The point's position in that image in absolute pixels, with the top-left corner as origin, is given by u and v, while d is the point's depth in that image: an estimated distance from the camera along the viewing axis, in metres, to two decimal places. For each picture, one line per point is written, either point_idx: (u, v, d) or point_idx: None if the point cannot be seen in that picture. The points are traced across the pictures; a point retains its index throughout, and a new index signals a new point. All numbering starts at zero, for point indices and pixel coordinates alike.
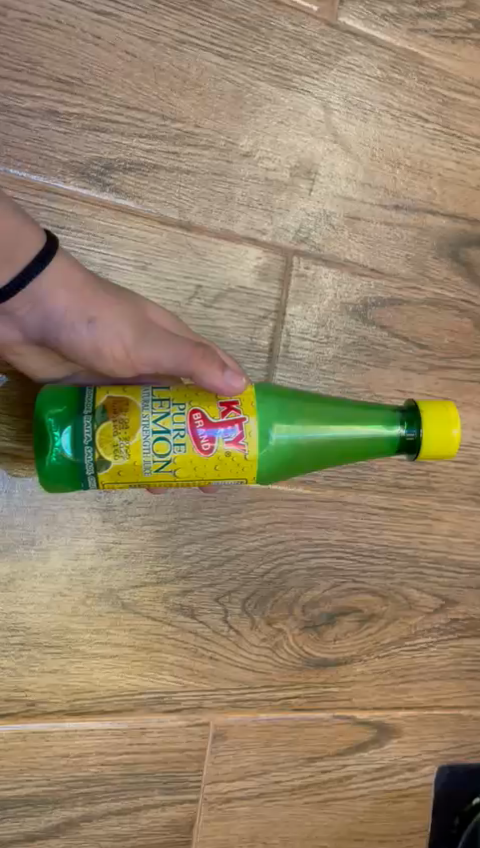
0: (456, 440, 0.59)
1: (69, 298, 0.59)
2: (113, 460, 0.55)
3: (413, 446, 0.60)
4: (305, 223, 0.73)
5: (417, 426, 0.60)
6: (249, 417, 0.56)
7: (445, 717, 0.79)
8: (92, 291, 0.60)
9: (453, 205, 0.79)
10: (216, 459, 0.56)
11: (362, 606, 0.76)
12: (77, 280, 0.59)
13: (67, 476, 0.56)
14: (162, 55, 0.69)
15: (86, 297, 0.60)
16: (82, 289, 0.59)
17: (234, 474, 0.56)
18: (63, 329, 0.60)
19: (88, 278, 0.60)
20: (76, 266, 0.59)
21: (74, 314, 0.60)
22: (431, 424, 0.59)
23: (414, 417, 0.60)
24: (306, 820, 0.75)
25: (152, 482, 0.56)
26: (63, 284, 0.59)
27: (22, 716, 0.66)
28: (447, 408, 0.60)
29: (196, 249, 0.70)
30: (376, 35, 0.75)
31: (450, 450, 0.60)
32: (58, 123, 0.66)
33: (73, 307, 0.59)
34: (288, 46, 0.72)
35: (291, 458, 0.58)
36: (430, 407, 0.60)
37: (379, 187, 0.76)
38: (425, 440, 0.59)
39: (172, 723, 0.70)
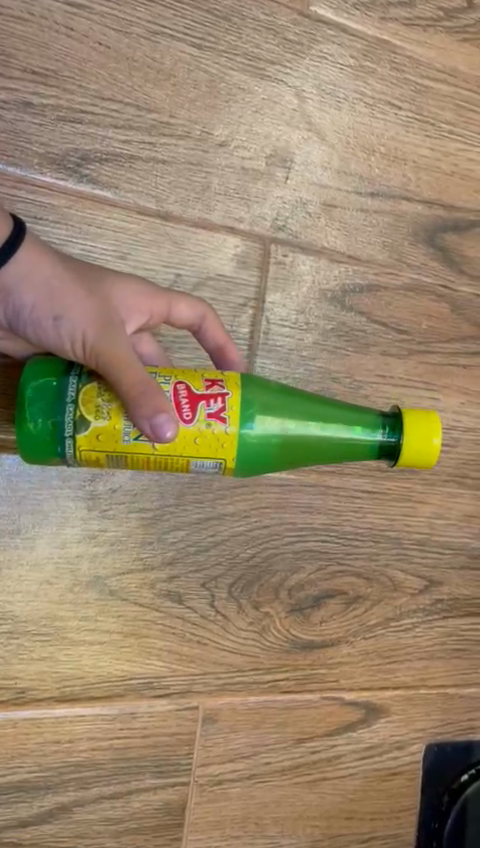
0: (436, 448, 0.62)
1: (36, 287, 0.58)
2: (93, 421, 0.55)
3: (393, 450, 0.62)
4: (282, 211, 0.74)
5: (398, 432, 0.62)
6: (232, 399, 0.57)
7: (431, 695, 0.81)
8: (60, 282, 0.59)
9: (429, 191, 0.80)
10: (195, 434, 0.56)
11: (347, 588, 0.77)
12: (46, 272, 0.58)
13: (45, 440, 0.56)
14: (135, 44, 0.69)
15: (53, 289, 0.58)
16: (50, 281, 0.58)
17: (214, 451, 0.56)
18: (29, 322, 0.59)
19: (57, 270, 0.59)
20: (45, 257, 0.59)
21: (41, 306, 0.58)
22: (413, 428, 0.62)
23: (396, 423, 0.62)
24: (297, 800, 0.76)
25: (130, 453, 0.57)
26: (32, 275, 0.58)
27: (12, 703, 0.66)
28: (429, 417, 0.62)
29: (174, 239, 0.71)
30: (347, 24, 0.75)
31: (428, 457, 0.62)
32: (33, 114, 0.66)
33: (40, 299, 0.58)
34: (261, 35, 0.72)
35: (270, 450, 0.58)
36: (413, 413, 0.62)
37: (355, 174, 0.77)
38: (406, 445, 0.62)
39: (162, 707, 0.71)
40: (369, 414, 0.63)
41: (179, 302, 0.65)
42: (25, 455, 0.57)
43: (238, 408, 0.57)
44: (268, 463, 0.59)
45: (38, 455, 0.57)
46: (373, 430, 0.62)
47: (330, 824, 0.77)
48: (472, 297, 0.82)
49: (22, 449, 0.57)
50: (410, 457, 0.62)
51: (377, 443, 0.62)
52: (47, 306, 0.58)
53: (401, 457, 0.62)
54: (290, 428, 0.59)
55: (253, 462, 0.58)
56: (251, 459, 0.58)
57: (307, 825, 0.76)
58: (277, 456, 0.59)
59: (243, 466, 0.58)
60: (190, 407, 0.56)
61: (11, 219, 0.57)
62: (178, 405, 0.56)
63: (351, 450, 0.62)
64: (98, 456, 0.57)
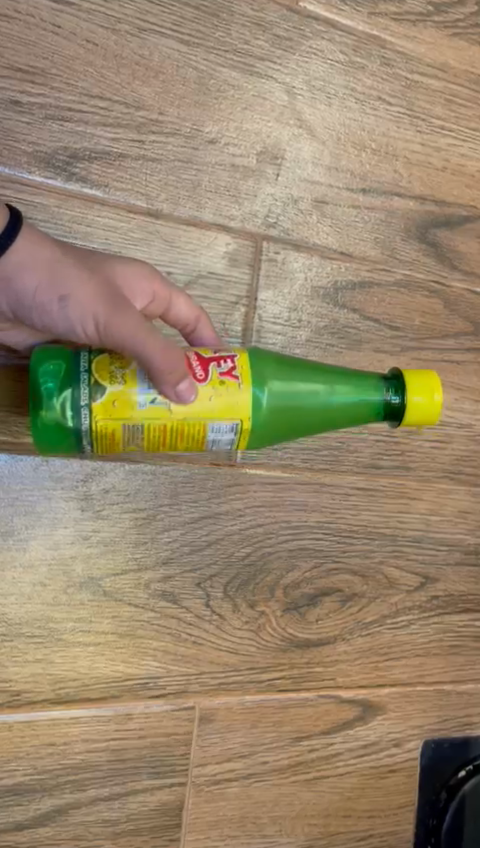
0: (438, 406, 0.62)
1: (37, 272, 0.56)
2: (109, 386, 0.56)
3: (397, 412, 0.62)
4: (273, 208, 0.74)
5: (401, 393, 0.62)
6: (242, 360, 0.58)
7: (428, 692, 0.81)
8: (60, 264, 0.57)
9: (421, 186, 0.80)
10: (210, 394, 0.57)
11: (343, 585, 0.77)
12: (45, 256, 0.56)
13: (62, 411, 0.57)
14: (123, 41, 0.68)
15: (54, 272, 0.56)
16: (50, 263, 0.56)
17: (229, 410, 0.57)
18: (35, 309, 0.57)
19: (55, 252, 0.57)
20: (42, 241, 0.57)
21: (45, 292, 0.56)
22: (416, 387, 0.62)
23: (399, 385, 0.63)
24: (295, 799, 0.76)
25: (147, 417, 0.57)
26: (31, 261, 0.56)
27: (7, 706, 0.66)
28: (429, 377, 0.63)
29: (164, 236, 0.70)
30: (337, 20, 0.75)
31: (432, 415, 0.62)
32: (21, 113, 0.65)
33: (44, 284, 0.56)
34: (250, 31, 0.72)
35: (281, 418, 0.59)
36: (413, 372, 0.63)
37: (346, 170, 0.76)
38: (409, 405, 0.62)
39: (158, 708, 0.70)
40: (371, 377, 0.63)
41: (178, 295, 0.65)
42: (41, 435, 0.58)
43: (248, 373, 0.58)
44: (278, 432, 0.60)
45: (54, 435, 0.58)
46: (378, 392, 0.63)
47: (327, 823, 0.77)
48: (465, 292, 0.82)
49: (38, 429, 0.58)
50: (415, 417, 0.62)
51: (381, 405, 0.63)
52: (52, 289, 0.56)
53: (405, 417, 0.62)
54: (299, 396, 0.60)
55: (265, 430, 0.59)
56: (262, 427, 0.59)
57: (305, 823, 0.76)
58: (288, 425, 0.60)
59: (256, 435, 0.59)
60: (202, 368, 0.58)
61: (7, 208, 0.56)
62: (191, 367, 0.57)
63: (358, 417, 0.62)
64: (115, 424, 0.57)
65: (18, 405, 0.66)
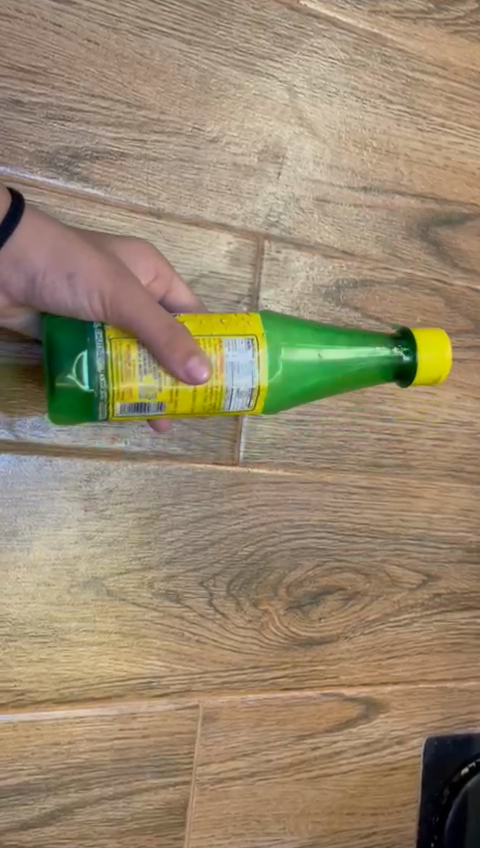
0: (448, 364, 0.61)
1: (46, 249, 0.55)
2: None
3: (409, 372, 0.61)
4: (274, 207, 0.74)
5: (413, 351, 0.61)
6: None
7: (431, 689, 0.81)
8: (67, 238, 0.56)
9: (421, 184, 0.80)
10: (221, 320, 0.56)
11: (345, 584, 0.77)
12: (54, 232, 0.56)
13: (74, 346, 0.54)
14: (124, 40, 0.68)
15: (62, 248, 0.56)
16: (58, 236, 0.56)
17: (242, 329, 0.56)
18: (43, 284, 0.56)
19: (62, 227, 0.57)
20: (48, 221, 0.56)
21: (54, 268, 0.55)
22: (426, 348, 0.61)
23: (409, 343, 0.61)
24: (298, 797, 0.76)
25: None
26: (40, 238, 0.55)
27: (12, 706, 0.66)
28: (440, 337, 0.61)
29: (167, 236, 0.70)
30: (338, 18, 0.75)
31: (440, 374, 0.61)
32: (22, 112, 0.65)
33: (52, 257, 0.55)
34: (251, 30, 0.72)
35: (294, 378, 0.58)
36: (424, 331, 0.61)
37: (347, 169, 0.76)
38: (421, 364, 0.61)
39: (161, 707, 0.71)
40: (377, 337, 0.62)
41: (178, 282, 0.66)
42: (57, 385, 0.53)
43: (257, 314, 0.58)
44: (292, 393, 0.59)
45: (70, 383, 0.53)
46: (390, 349, 0.61)
47: (331, 820, 0.77)
48: (465, 290, 0.82)
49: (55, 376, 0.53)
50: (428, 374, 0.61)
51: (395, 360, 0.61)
52: (60, 262, 0.55)
53: (417, 377, 0.61)
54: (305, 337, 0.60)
55: (280, 389, 0.57)
56: (278, 386, 0.57)
57: (309, 821, 0.76)
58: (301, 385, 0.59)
59: (275, 391, 0.57)
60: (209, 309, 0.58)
61: (9, 194, 0.55)
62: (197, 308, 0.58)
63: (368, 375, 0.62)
64: (128, 346, 0.54)
65: (19, 405, 0.65)
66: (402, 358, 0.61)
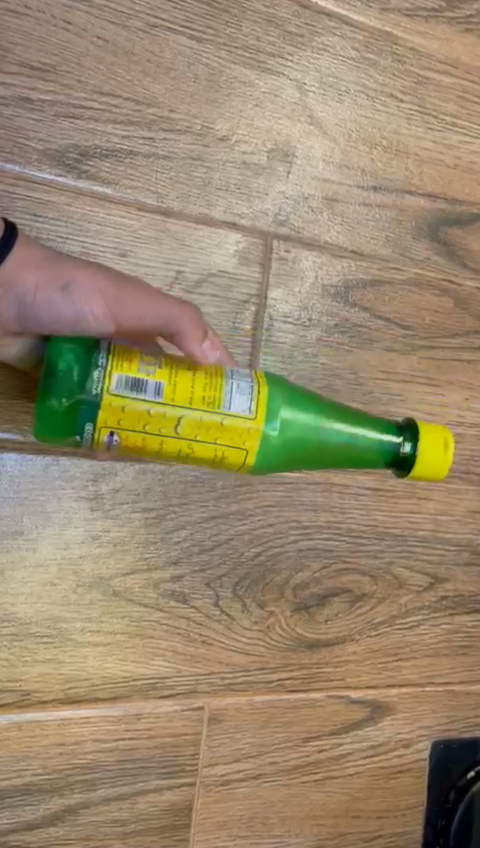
0: (446, 464, 0.61)
1: (37, 272, 0.55)
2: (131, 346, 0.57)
3: (407, 462, 0.61)
4: (284, 206, 0.73)
5: (414, 444, 0.60)
6: None
7: (437, 692, 0.81)
8: (59, 259, 0.56)
9: (432, 184, 0.79)
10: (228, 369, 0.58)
11: (352, 586, 0.77)
12: (43, 254, 0.56)
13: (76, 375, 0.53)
14: (134, 38, 0.67)
15: (54, 269, 0.56)
16: (48, 258, 0.56)
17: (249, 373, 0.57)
18: (39, 303, 0.55)
19: (49, 250, 0.56)
20: (35, 246, 0.56)
21: (48, 289, 0.55)
22: (428, 443, 0.60)
23: (413, 435, 0.61)
24: (303, 799, 0.76)
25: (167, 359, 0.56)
26: (30, 262, 0.55)
27: (17, 706, 0.65)
28: (444, 436, 0.61)
29: (175, 235, 0.69)
30: (349, 16, 0.74)
31: (436, 474, 0.61)
32: (31, 110, 0.64)
33: (46, 274, 0.55)
34: (262, 28, 0.71)
35: (292, 428, 0.57)
36: (430, 428, 0.61)
37: (357, 168, 0.76)
38: (420, 458, 0.60)
39: (167, 708, 0.70)
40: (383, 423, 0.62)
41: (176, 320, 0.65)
42: (50, 404, 0.53)
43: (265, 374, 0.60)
44: (286, 453, 0.57)
45: (62, 404, 0.53)
46: (391, 438, 0.61)
47: (336, 823, 0.77)
48: (475, 291, 0.82)
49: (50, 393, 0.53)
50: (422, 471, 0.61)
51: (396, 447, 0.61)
52: (55, 280, 0.55)
53: (415, 468, 0.60)
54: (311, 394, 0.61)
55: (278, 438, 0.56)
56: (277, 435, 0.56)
57: (314, 824, 0.76)
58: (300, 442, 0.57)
59: (271, 438, 0.55)
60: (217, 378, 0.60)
61: (2, 221, 0.54)
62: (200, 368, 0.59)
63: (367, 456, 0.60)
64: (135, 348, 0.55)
65: (26, 406, 0.65)
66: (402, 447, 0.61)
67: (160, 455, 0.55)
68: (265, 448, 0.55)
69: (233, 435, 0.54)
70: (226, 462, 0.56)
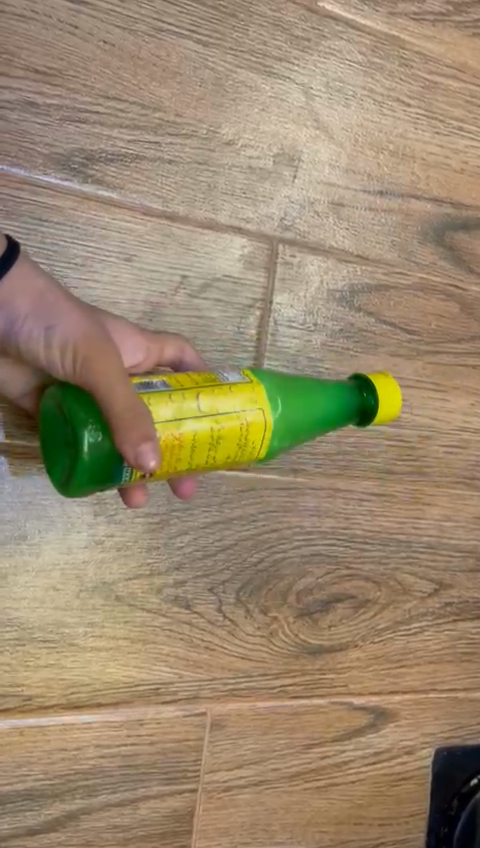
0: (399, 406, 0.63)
1: (28, 300, 0.54)
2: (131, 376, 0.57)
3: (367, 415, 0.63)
4: (289, 211, 0.73)
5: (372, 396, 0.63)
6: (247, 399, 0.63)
7: (440, 699, 0.81)
8: (56, 297, 0.56)
9: (438, 189, 0.79)
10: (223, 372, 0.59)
11: (356, 592, 0.76)
12: (41, 285, 0.55)
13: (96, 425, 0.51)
14: (140, 42, 0.67)
15: (46, 302, 0.55)
16: (44, 291, 0.55)
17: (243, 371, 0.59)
18: (22, 335, 0.55)
19: (51, 283, 0.56)
20: (38, 275, 0.56)
21: (33, 319, 0.55)
22: (384, 392, 0.62)
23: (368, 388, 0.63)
24: (305, 806, 0.75)
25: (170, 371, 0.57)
26: (25, 289, 0.54)
27: (19, 712, 0.65)
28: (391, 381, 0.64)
29: (180, 238, 0.69)
30: (355, 20, 0.74)
31: (392, 416, 0.63)
32: (37, 114, 0.64)
33: (35, 311, 0.54)
34: (268, 32, 0.71)
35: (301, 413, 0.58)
36: (383, 377, 0.63)
37: (363, 173, 0.76)
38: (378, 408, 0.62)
39: (169, 714, 0.70)
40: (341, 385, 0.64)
41: (169, 343, 0.66)
42: (84, 455, 0.50)
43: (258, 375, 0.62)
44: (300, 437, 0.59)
45: (97, 451, 0.51)
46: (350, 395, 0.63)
47: (338, 830, 0.77)
48: None
49: (81, 445, 0.50)
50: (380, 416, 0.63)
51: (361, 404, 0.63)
52: (41, 318, 0.55)
53: (375, 418, 0.63)
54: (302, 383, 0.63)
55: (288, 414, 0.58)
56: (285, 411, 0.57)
57: (316, 830, 0.76)
58: (309, 414, 0.59)
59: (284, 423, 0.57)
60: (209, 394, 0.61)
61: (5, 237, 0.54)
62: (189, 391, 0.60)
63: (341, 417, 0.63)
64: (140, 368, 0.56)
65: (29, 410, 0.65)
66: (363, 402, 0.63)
67: (197, 452, 0.53)
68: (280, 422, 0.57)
69: (249, 404, 0.55)
70: (253, 441, 0.55)
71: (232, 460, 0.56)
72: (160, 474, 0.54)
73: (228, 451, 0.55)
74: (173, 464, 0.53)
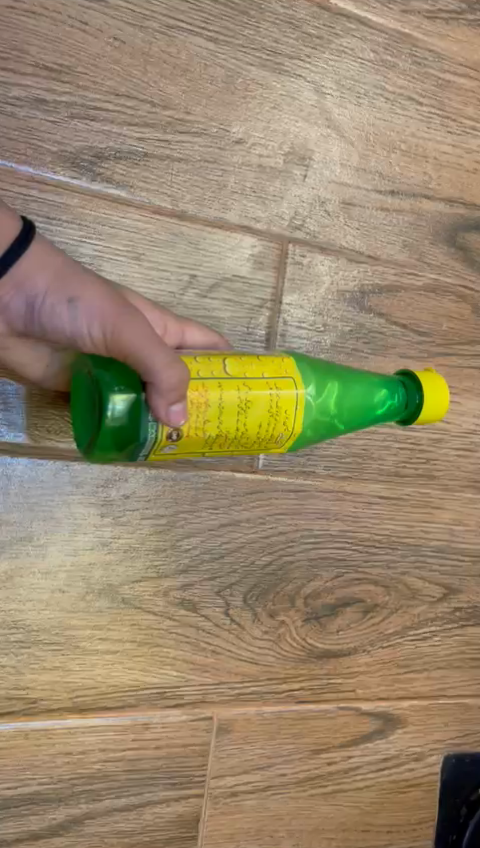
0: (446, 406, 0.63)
1: (49, 277, 0.53)
2: None
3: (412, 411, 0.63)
4: (299, 210, 0.72)
5: (419, 392, 0.62)
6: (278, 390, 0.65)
7: (449, 704, 0.80)
8: (73, 268, 0.54)
9: (450, 189, 0.78)
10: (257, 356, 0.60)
11: (365, 596, 0.75)
12: (58, 258, 0.54)
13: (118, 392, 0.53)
14: (150, 39, 0.66)
15: (67, 277, 0.53)
16: (63, 264, 0.54)
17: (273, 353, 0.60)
18: (44, 313, 0.54)
19: (67, 256, 0.55)
20: (52, 250, 0.54)
21: (57, 296, 0.53)
22: (429, 389, 0.62)
23: (414, 385, 0.63)
24: (312, 812, 0.75)
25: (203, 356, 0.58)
26: (45, 267, 0.53)
27: (23, 714, 0.65)
28: (438, 378, 0.63)
29: (189, 238, 0.69)
30: (368, 17, 0.73)
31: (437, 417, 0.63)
32: (46, 111, 0.64)
33: (54, 287, 0.53)
34: (280, 29, 0.70)
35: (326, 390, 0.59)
36: (430, 375, 0.63)
37: (374, 172, 0.75)
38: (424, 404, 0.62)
39: (175, 718, 0.69)
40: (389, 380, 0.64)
41: (191, 329, 0.65)
42: (106, 417, 0.53)
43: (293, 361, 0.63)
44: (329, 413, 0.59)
45: (119, 414, 0.53)
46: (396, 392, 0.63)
47: (346, 836, 0.76)
48: None
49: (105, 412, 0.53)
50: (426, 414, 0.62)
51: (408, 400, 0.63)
52: (61, 293, 0.53)
53: (422, 413, 0.62)
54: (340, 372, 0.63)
55: (316, 388, 0.58)
56: (314, 386, 0.58)
57: (322, 837, 0.75)
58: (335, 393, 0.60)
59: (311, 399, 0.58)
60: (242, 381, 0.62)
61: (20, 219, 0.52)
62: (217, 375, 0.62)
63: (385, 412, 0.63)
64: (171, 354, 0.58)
65: (36, 409, 0.64)
66: (409, 398, 0.63)
67: (224, 417, 0.54)
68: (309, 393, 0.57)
69: (277, 377, 0.56)
70: (283, 414, 0.56)
71: (264, 436, 0.56)
72: (190, 445, 0.55)
73: (256, 425, 0.55)
74: (199, 429, 0.54)
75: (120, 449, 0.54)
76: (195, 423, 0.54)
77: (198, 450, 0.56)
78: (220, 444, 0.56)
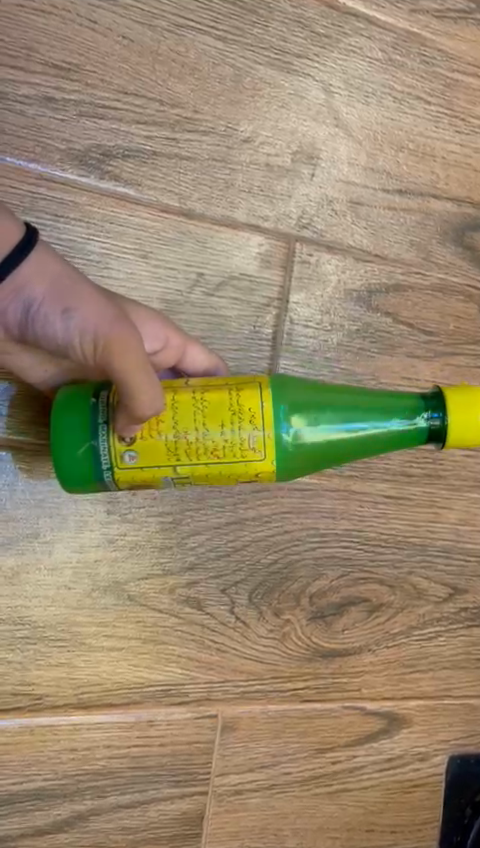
0: None
1: (47, 287, 0.52)
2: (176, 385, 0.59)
3: (438, 435, 0.59)
4: (307, 209, 0.72)
5: (442, 414, 0.59)
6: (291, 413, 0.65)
7: (455, 706, 0.79)
8: (73, 278, 0.53)
9: (457, 188, 0.78)
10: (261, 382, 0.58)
11: (370, 595, 0.75)
12: (59, 267, 0.53)
13: (79, 435, 0.56)
14: (159, 37, 0.67)
15: (65, 287, 0.52)
16: (63, 275, 0.53)
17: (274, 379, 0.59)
18: (38, 322, 0.53)
19: (69, 265, 0.54)
20: (54, 258, 0.53)
21: (52, 306, 0.52)
22: (456, 410, 0.58)
23: (440, 404, 0.59)
24: (316, 812, 0.75)
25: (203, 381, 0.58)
26: (44, 277, 0.52)
27: (29, 709, 0.65)
28: (472, 392, 0.58)
29: (196, 236, 0.69)
30: (376, 17, 0.73)
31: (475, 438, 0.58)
32: (55, 110, 0.64)
33: (50, 298, 0.52)
34: (288, 28, 0.70)
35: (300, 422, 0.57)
36: (457, 394, 0.58)
37: (382, 171, 0.75)
38: (451, 428, 0.58)
39: (180, 716, 0.69)
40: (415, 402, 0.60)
41: (193, 346, 0.64)
42: (66, 454, 0.56)
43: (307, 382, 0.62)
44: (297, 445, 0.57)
45: (78, 452, 0.56)
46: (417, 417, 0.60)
47: (350, 836, 0.76)
48: None
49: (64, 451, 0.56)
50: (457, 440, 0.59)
51: (422, 430, 0.59)
52: (57, 303, 0.52)
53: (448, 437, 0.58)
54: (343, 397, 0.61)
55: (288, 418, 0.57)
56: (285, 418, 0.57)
57: (327, 836, 0.75)
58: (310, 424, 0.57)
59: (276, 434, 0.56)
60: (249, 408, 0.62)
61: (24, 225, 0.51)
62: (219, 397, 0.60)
63: (387, 444, 0.59)
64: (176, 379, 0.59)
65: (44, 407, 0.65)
66: (431, 423, 0.59)
67: (178, 421, 0.56)
68: (280, 405, 0.57)
69: (237, 411, 0.56)
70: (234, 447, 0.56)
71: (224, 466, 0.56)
72: (152, 460, 0.56)
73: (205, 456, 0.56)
74: (154, 436, 0.56)
75: (84, 485, 0.57)
76: (152, 437, 0.56)
77: (165, 467, 0.56)
78: (186, 458, 0.56)
